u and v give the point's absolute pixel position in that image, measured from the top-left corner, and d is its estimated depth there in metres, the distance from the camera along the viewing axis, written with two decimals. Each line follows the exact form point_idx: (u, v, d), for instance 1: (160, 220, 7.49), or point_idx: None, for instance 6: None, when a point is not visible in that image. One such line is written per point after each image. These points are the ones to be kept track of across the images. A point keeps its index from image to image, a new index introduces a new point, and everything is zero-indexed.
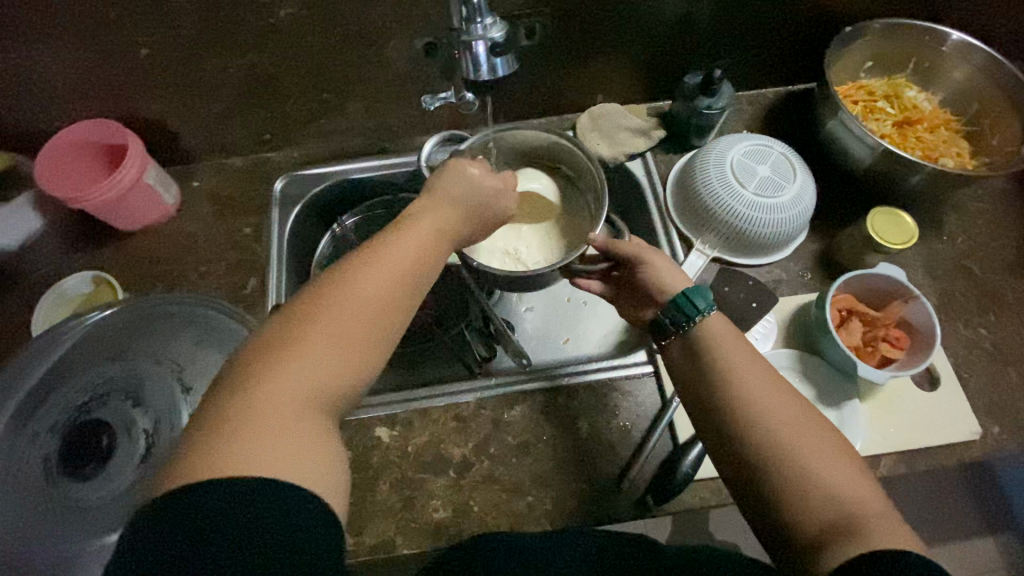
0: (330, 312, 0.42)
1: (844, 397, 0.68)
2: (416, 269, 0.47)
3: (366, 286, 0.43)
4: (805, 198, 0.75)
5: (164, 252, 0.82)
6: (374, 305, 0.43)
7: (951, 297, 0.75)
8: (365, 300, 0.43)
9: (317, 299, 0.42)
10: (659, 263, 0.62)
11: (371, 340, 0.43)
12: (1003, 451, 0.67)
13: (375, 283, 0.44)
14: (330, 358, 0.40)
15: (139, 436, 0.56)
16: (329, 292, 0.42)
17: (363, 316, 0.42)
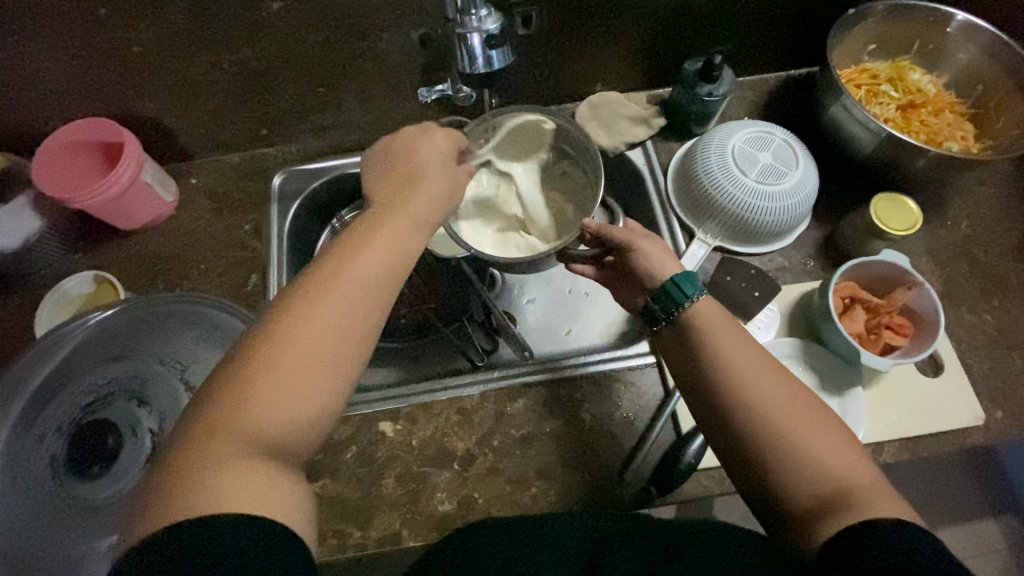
0: (278, 349, 0.41)
1: (847, 385, 0.68)
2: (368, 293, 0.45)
3: (315, 319, 0.42)
4: (808, 184, 0.75)
5: (165, 250, 0.82)
6: (324, 339, 0.42)
7: (955, 282, 0.75)
8: (321, 325, 0.42)
9: (277, 329, 0.42)
10: (650, 249, 0.61)
11: (322, 375, 0.41)
12: (1007, 436, 0.67)
13: (325, 315, 0.42)
14: (282, 399, 0.40)
15: (145, 435, 0.57)
16: (290, 321, 0.42)
17: (312, 347, 0.41)
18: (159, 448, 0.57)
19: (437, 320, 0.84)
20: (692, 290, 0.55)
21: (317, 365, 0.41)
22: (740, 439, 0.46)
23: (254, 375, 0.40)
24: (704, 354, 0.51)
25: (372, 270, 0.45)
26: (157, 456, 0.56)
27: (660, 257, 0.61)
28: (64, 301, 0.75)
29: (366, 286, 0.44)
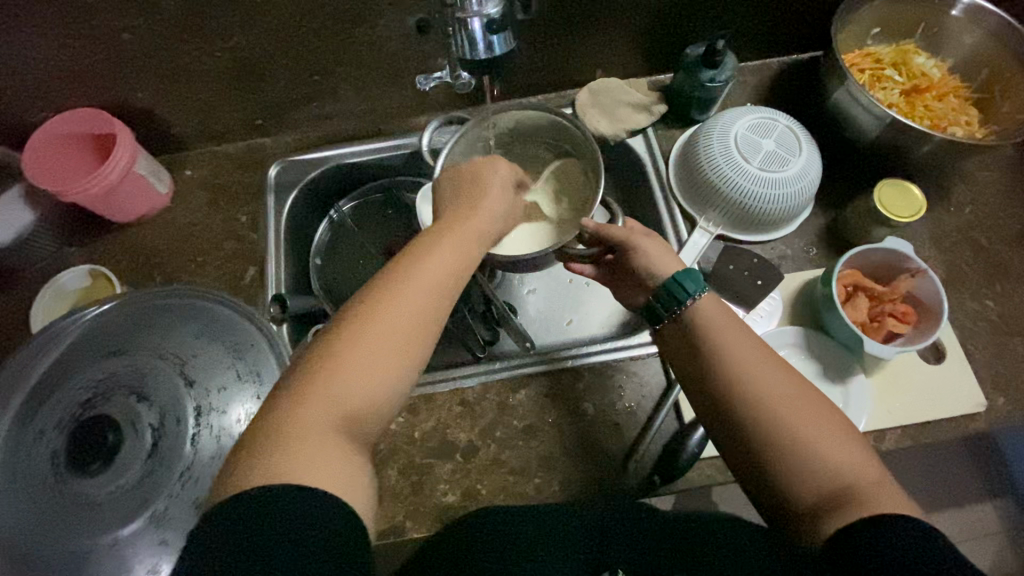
0: (359, 338, 0.43)
1: (849, 373, 0.68)
2: (443, 296, 0.47)
3: (399, 312, 0.44)
4: (812, 171, 0.74)
5: (160, 243, 0.81)
6: (401, 333, 0.44)
7: (958, 269, 0.75)
8: (397, 323, 0.44)
9: (360, 318, 0.44)
10: (648, 246, 0.61)
11: (393, 368, 0.43)
12: (1009, 422, 0.67)
13: (407, 309, 0.45)
14: (356, 383, 0.41)
15: (145, 431, 0.55)
16: (372, 311, 0.44)
17: (393, 338, 0.43)
18: (160, 442, 0.54)
19: None
20: (693, 286, 0.55)
21: (391, 363, 0.43)
22: (744, 429, 0.46)
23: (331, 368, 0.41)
24: (708, 344, 0.51)
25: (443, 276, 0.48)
26: (159, 451, 0.54)
27: (661, 256, 0.61)
28: (60, 296, 0.74)
29: (438, 290, 0.47)
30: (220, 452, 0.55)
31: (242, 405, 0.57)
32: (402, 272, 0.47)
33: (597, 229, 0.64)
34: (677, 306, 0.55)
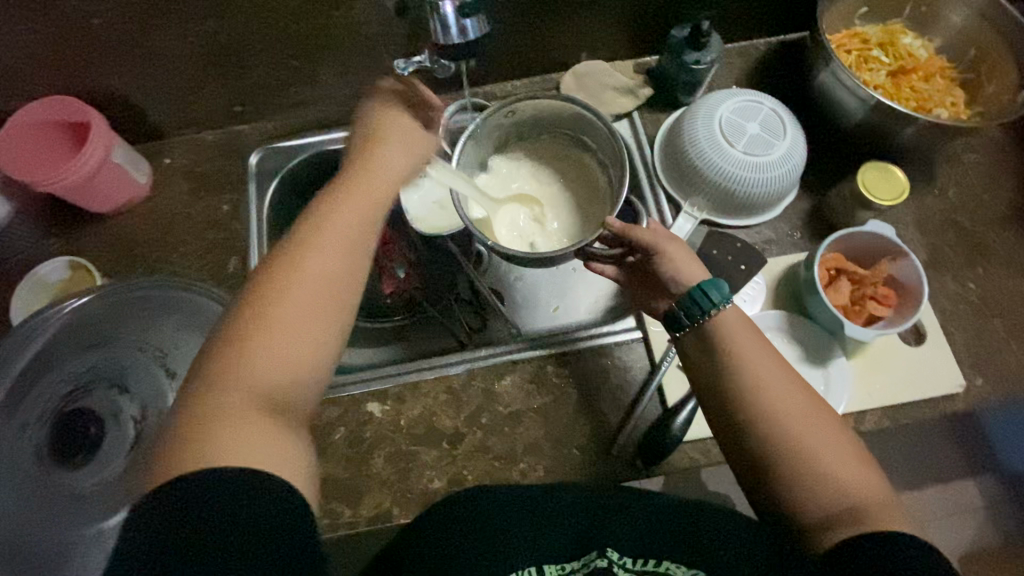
0: (265, 318, 0.43)
1: (831, 356, 0.69)
2: (349, 259, 0.47)
3: (299, 285, 0.44)
4: (797, 154, 0.73)
5: (141, 233, 0.80)
6: (308, 305, 0.44)
7: (940, 251, 0.75)
8: (301, 294, 0.44)
9: (260, 300, 0.43)
10: (675, 252, 0.57)
11: (312, 337, 0.44)
12: (986, 402, 0.69)
13: (306, 279, 0.44)
14: (274, 362, 0.42)
15: (127, 423, 0.55)
16: (273, 291, 0.44)
17: (301, 311, 0.44)
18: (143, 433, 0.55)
19: (424, 305, 0.83)
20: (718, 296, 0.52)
21: (306, 328, 0.44)
22: None
23: (247, 339, 0.42)
24: None
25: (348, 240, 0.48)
26: (142, 442, 0.55)
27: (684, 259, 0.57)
28: (39, 288, 0.73)
29: (349, 255, 0.47)
30: None
31: None
32: (297, 246, 0.46)
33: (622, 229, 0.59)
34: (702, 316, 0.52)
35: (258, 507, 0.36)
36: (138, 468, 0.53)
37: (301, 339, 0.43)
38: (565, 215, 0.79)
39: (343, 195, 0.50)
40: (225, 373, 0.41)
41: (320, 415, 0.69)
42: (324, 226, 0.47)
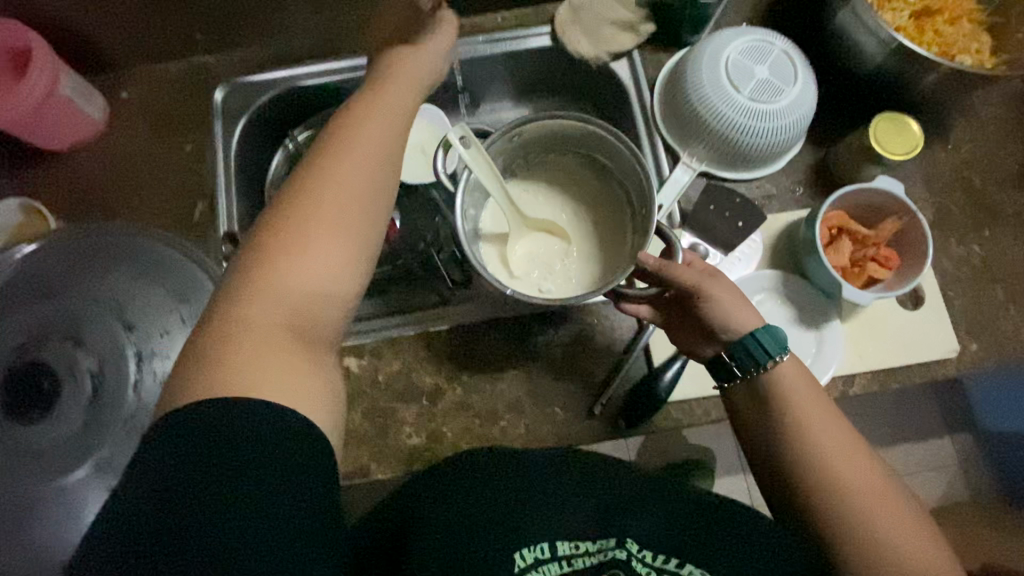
0: (304, 236, 0.41)
1: (825, 318, 0.66)
2: (381, 170, 0.44)
3: (328, 200, 0.42)
4: (806, 102, 0.68)
5: (100, 174, 0.74)
6: (346, 223, 0.42)
7: (947, 211, 0.71)
8: (336, 208, 0.42)
9: (289, 214, 0.41)
10: (723, 295, 0.53)
11: (353, 256, 0.42)
12: (976, 367, 0.67)
13: (338, 193, 0.42)
14: (323, 279, 0.41)
15: (84, 378, 0.51)
16: (305, 207, 0.41)
17: (338, 231, 0.41)
18: (100, 391, 0.51)
19: (399, 258, 0.77)
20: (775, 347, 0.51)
21: (305, 314, 0.40)
22: None
23: (244, 330, 0.38)
24: None
25: (340, 215, 0.42)
26: (99, 399, 0.51)
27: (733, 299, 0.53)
28: None
29: (345, 231, 0.42)
30: None
31: None
32: (322, 158, 0.43)
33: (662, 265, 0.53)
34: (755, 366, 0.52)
35: (261, 432, 0.35)
36: (98, 425, 0.50)
37: (296, 324, 0.39)
38: (584, 252, 0.70)
39: (329, 163, 0.42)
40: (218, 364, 0.37)
41: None
42: (310, 196, 0.41)
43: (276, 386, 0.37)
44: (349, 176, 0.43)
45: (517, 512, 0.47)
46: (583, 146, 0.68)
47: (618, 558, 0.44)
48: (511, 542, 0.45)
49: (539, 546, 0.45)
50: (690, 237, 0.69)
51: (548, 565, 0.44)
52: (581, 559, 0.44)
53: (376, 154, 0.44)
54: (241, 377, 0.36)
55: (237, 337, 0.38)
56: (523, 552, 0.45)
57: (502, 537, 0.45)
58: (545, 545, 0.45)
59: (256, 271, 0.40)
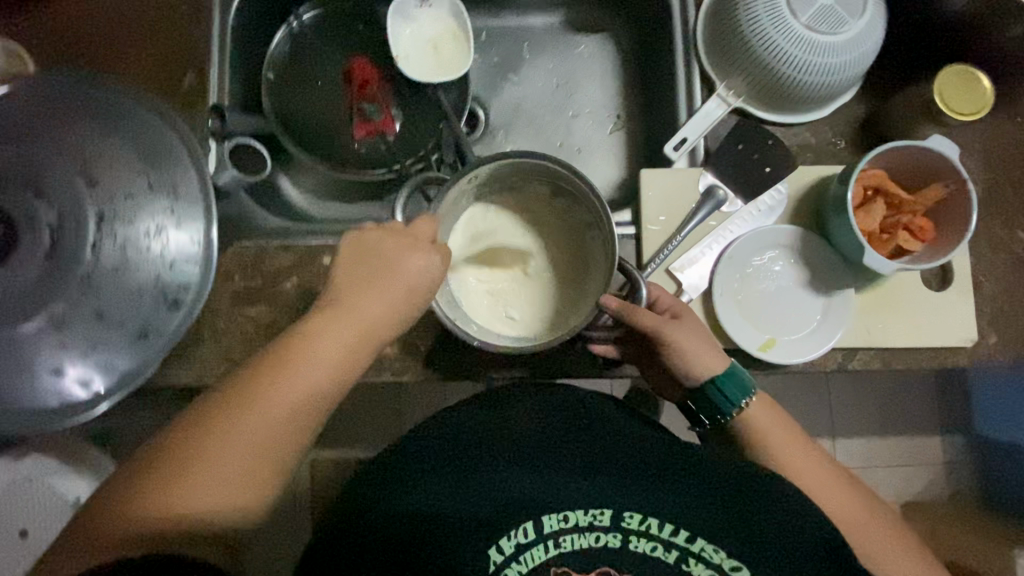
0: (263, 402, 0.44)
1: (838, 286, 0.61)
2: (378, 335, 0.47)
3: (306, 368, 0.45)
4: (868, 42, 0.60)
5: (88, 25, 0.68)
6: (300, 396, 0.45)
7: (1002, 190, 0.64)
8: (303, 379, 0.45)
9: (268, 366, 0.45)
10: (685, 339, 0.54)
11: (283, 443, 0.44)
12: (990, 361, 0.62)
13: (317, 364, 0.45)
14: (243, 465, 0.43)
15: (43, 229, 0.48)
16: (280, 363, 0.45)
17: (289, 408, 0.44)
18: (61, 245, 0.48)
19: (400, 158, 0.72)
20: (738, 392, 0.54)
21: (281, 432, 0.44)
22: None
23: (215, 437, 0.43)
24: None
25: (351, 341, 0.47)
26: (60, 254, 0.48)
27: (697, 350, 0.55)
28: None
29: (336, 362, 0.46)
30: (126, 264, 0.50)
31: (152, 218, 0.51)
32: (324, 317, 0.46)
33: (625, 310, 0.53)
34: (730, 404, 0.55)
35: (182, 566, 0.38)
36: (59, 279, 0.48)
37: (256, 478, 0.43)
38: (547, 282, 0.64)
39: (360, 296, 0.48)
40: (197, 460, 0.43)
41: (270, 262, 0.63)
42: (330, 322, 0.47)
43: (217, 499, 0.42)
44: (372, 307, 0.48)
45: (492, 494, 0.49)
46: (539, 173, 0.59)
47: (616, 538, 0.46)
48: (492, 526, 0.47)
49: (522, 529, 0.47)
50: (710, 177, 0.64)
51: (532, 549, 0.46)
52: (572, 539, 0.46)
53: (404, 306, 0.49)
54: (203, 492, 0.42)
55: (220, 438, 0.43)
56: (503, 542, 0.47)
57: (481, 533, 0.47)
58: (530, 526, 0.47)
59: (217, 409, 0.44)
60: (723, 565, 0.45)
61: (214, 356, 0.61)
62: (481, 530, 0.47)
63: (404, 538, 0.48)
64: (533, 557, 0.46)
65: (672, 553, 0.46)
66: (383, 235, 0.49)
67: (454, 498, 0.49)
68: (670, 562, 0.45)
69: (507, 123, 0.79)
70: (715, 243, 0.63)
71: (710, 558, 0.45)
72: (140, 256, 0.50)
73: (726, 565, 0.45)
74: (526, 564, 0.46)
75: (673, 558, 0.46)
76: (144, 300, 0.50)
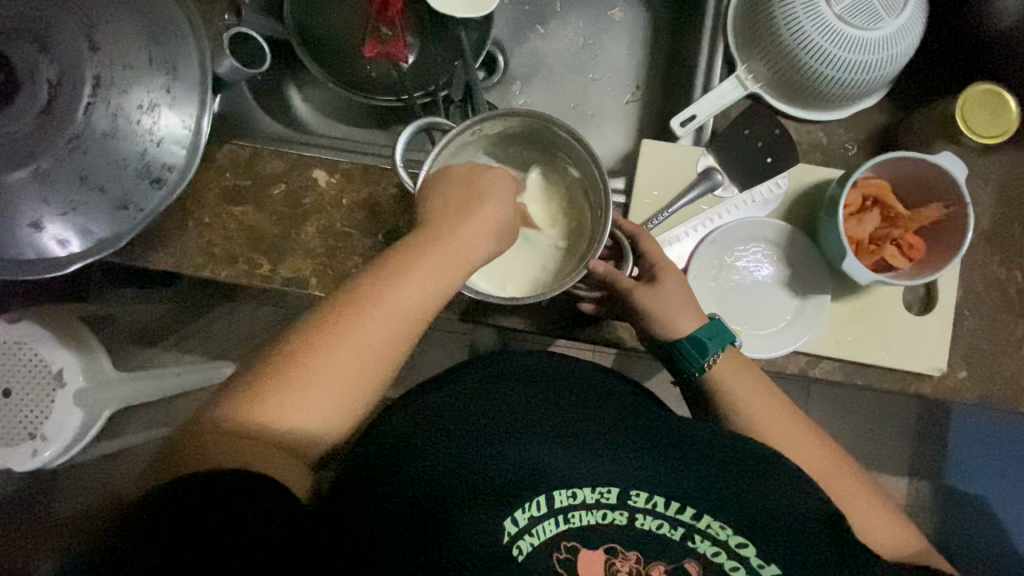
0: (357, 327, 0.43)
1: (815, 289, 0.61)
2: (449, 279, 0.47)
3: (400, 301, 0.45)
4: (901, 44, 0.58)
5: None
6: (385, 331, 0.44)
7: (1008, 225, 0.61)
8: (386, 316, 0.44)
9: (350, 300, 0.44)
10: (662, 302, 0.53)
11: (361, 383, 0.44)
12: (956, 396, 0.60)
13: (408, 297, 0.45)
14: (325, 393, 0.43)
15: (43, 86, 0.50)
16: (373, 297, 0.44)
17: (377, 336, 0.44)
18: (56, 104, 0.50)
19: (410, 88, 0.71)
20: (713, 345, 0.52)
21: (363, 362, 0.44)
22: None
23: (292, 370, 0.43)
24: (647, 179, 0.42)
25: (436, 273, 0.46)
26: (54, 112, 0.50)
27: (677, 304, 0.54)
28: None
29: (425, 294, 0.45)
30: (115, 133, 0.51)
31: (146, 93, 0.52)
32: (412, 250, 0.47)
33: (606, 273, 0.54)
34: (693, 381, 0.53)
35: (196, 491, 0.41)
36: (48, 137, 0.50)
37: (335, 405, 0.43)
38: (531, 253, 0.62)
39: (447, 230, 0.48)
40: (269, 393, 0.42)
41: (264, 165, 0.64)
42: (416, 256, 0.46)
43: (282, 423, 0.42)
44: (455, 241, 0.48)
45: (496, 463, 0.47)
46: (544, 141, 0.60)
47: (623, 515, 0.44)
48: (502, 500, 0.45)
49: (534, 503, 0.44)
50: (711, 159, 0.62)
51: (544, 523, 0.44)
52: (581, 515, 0.44)
53: (479, 246, 0.50)
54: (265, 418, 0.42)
55: (313, 373, 0.42)
56: (517, 514, 0.44)
57: (494, 502, 0.45)
58: (542, 500, 0.44)
59: (295, 347, 0.43)
60: (727, 542, 0.42)
61: (194, 245, 0.62)
62: (498, 503, 0.45)
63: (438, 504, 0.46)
64: (546, 531, 0.43)
65: (678, 530, 0.43)
66: (454, 181, 0.52)
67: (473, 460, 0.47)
68: (675, 540, 0.43)
69: (525, 74, 0.78)
70: (701, 226, 0.62)
71: (715, 535, 0.42)
72: (130, 127, 0.51)
73: (733, 543, 0.42)
74: (539, 538, 0.43)
75: (678, 535, 0.43)
76: (127, 172, 0.52)
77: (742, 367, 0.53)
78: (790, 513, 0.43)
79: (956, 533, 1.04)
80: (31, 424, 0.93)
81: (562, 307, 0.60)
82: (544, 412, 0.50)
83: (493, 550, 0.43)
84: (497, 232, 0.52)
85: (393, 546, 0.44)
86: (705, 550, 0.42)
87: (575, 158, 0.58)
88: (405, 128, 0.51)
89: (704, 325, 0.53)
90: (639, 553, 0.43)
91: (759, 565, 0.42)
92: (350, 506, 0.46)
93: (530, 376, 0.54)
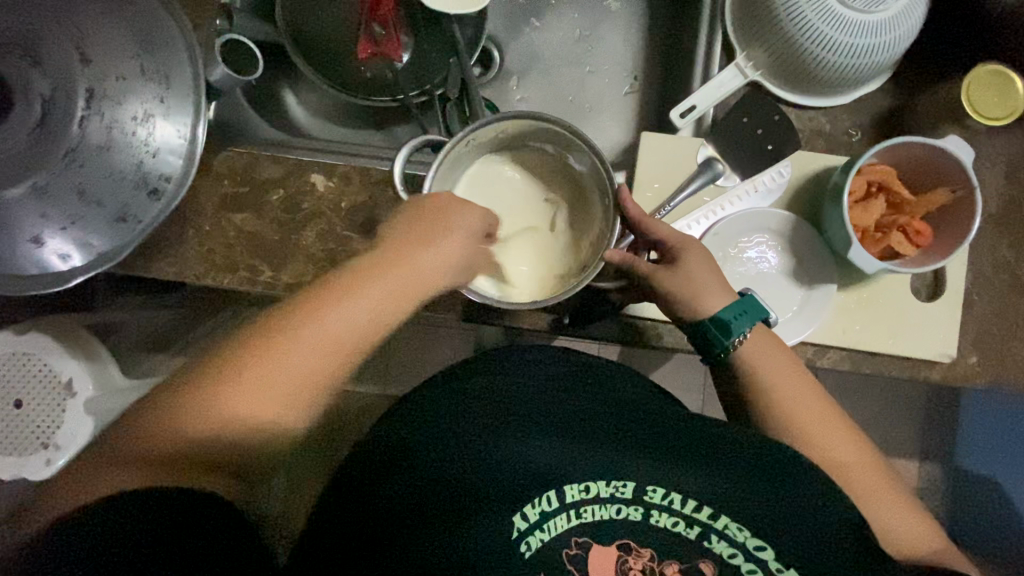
0: (303, 345, 0.43)
1: (821, 279, 0.60)
2: (394, 313, 0.46)
3: (346, 329, 0.44)
4: (904, 27, 0.57)
5: None
6: (335, 352, 0.44)
7: (1018, 207, 0.60)
8: (333, 338, 0.44)
9: (293, 322, 0.43)
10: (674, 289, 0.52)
11: (308, 398, 0.43)
12: (966, 382, 0.59)
13: (354, 324, 0.45)
14: (263, 411, 0.42)
15: (36, 100, 0.49)
16: (319, 316, 0.44)
17: (328, 358, 0.44)
18: (51, 118, 0.50)
19: (405, 87, 0.70)
20: (736, 322, 0.50)
21: (300, 392, 0.43)
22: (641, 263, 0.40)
23: (235, 378, 0.42)
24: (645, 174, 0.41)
25: (380, 304, 0.46)
26: (48, 126, 0.50)
27: (705, 282, 0.52)
28: None
29: (369, 323, 0.45)
30: (111, 145, 0.51)
31: (140, 104, 0.51)
32: (359, 278, 0.46)
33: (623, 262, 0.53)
34: (716, 363, 0.51)
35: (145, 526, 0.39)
36: (45, 151, 0.50)
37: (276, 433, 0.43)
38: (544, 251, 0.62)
39: (392, 253, 0.47)
40: (193, 409, 0.41)
41: (261, 171, 0.63)
42: (365, 281, 0.46)
43: (216, 440, 0.41)
44: (410, 270, 0.47)
45: (508, 459, 0.47)
46: (535, 138, 0.59)
47: (637, 511, 0.43)
48: (505, 496, 0.45)
49: (545, 497, 0.44)
50: (711, 150, 0.62)
51: (555, 518, 0.43)
52: (594, 510, 0.43)
53: (436, 274, 0.49)
54: (206, 428, 0.41)
55: (241, 382, 0.42)
56: (527, 509, 0.44)
57: (506, 499, 0.44)
58: (554, 495, 0.44)
59: (229, 365, 0.42)
60: (746, 545, 0.41)
61: (195, 255, 0.62)
62: (506, 498, 0.45)
63: (447, 502, 0.46)
64: (556, 526, 0.43)
65: (694, 529, 0.42)
66: (424, 205, 0.50)
67: (484, 457, 0.47)
68: (691, 539, 0.42)
69: (522, 70, 0.77)
70: (704, 218, 0.61)
71: (733, 536, 0.41)
72: (125, 139, 0.51)
73: (751, 546, 0.41)
74: (550, 533, 0.43)
75: (695, 534, 0.42)
76: (124, 185, 0.52)
77: (771, 347, 0.51)
78: (804, 519, 0.42)
79: (968, 515, 1.04)
80: (43, 433, 0.94)
81: (566, 305, 0.60)
82: (554, 415, 0.50)
83: (503, 544, 0.43)
84: (458, 260, 0.50)
85: (394, 542, 0.44)
86: (721, 551, 0.41)
87: (571, 151, 0.58)
88: (400, 152, 0.51)
89: (732, 303, 0.51)
90: (654, 551, 0.42)
91: (779, 570, 0.41)
92: (364, 512, 0.47)
93: (543, 373, 0.54)
